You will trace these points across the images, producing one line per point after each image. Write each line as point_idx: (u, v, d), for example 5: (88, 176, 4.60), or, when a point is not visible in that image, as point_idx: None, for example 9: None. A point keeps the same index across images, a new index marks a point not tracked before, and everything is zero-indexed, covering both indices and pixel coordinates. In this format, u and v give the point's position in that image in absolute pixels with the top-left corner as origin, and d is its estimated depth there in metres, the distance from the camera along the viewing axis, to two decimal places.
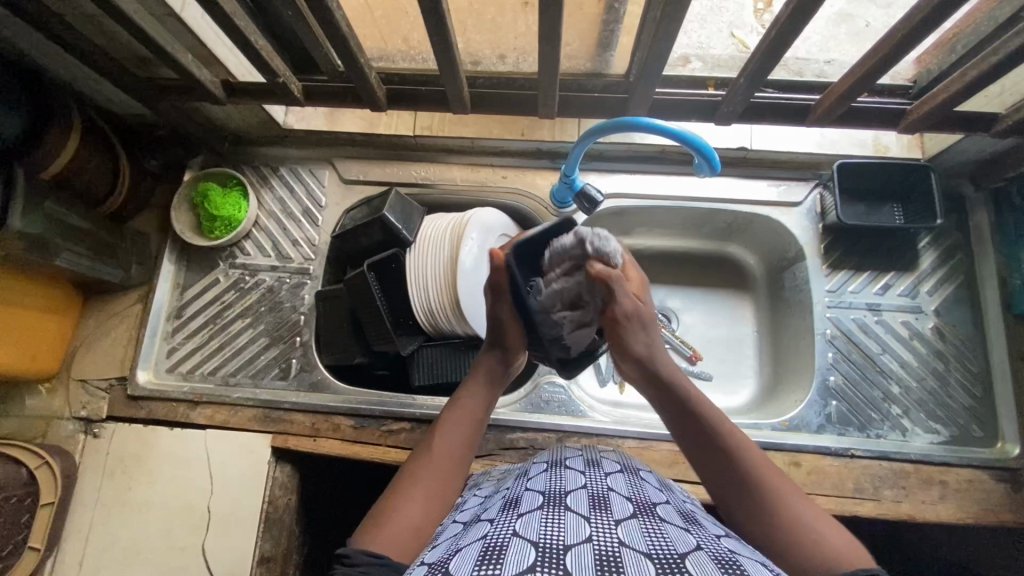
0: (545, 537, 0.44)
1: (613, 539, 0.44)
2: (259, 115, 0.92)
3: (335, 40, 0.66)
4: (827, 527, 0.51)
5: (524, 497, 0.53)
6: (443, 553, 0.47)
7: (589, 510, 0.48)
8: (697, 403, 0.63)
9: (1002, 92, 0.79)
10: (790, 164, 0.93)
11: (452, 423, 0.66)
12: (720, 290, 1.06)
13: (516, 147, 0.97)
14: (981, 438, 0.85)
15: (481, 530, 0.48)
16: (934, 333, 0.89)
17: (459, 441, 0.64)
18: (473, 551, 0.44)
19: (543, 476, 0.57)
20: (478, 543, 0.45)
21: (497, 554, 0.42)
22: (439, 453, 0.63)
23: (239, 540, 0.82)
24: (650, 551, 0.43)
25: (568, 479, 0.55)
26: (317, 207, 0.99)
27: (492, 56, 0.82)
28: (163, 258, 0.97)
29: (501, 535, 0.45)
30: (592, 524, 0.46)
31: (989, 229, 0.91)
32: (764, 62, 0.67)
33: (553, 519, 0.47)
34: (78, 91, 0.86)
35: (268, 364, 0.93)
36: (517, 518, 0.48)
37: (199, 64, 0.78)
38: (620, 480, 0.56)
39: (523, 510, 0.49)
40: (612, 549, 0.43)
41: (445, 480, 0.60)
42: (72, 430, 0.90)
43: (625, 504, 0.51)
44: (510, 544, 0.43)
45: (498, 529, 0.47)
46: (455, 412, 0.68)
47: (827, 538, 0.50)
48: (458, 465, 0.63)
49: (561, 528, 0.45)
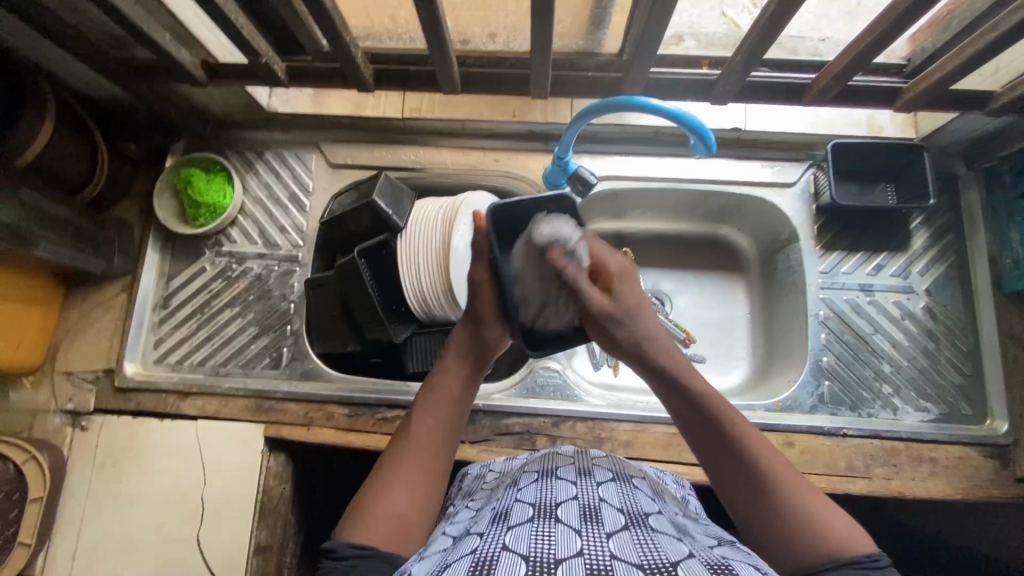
0: (536, 552, 0.44)
1: (604, 552, 0.44)
2: (242, 97, 0.89)
3: (319, 19, 0.64)
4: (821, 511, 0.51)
5: (515, 509, 0.52)
6: (432, 569, 0.46)
7: (580, 522, 0.48)
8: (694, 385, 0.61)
9: (997, 70, 0.79)
10: (783, 145, 0.93)
11: (432, 404, 0.64)
12: (713, 272, 1.06)
13: (507, 129, 0.95)
14: (970, 416, 0.86)
15: (471, 544, 0.48)
16: (925, 312, 0.90)
17: (443, 423, 0.63)
18: (463, 567, 0.44)
19: (533, 487, 0.57)
20: (467, 557, 0.45)
21: (486, 571, 0.42)
22: (422, 436, 0.61)
23: (234, 531, 0.82)
24: (641, 562, 0.43)
25: (558, 489, 0.55)
26: (304, 193, 0.96)
27: (482, 36, 0.80)
28: (146, 247, 0.94)
29: (491, 549, 0.45)
30: (584, 537, 0.46)
31: (981, 208, 0.91)
32: (762, 40, 0.66)
33: (544, 532, 0.47)
34: (51, 73, 0.82)
35: (258, 353, 0.92)
36: (507, 531, 0.48)
37: (178, 45, 0.75)
38: (611, 490, 0.56)
39: (513, 523, 0.49)
40: (603, 563, 0.43)
41: (430, 464, 0.60)
42: (60, 423, 0.88)
43: (617, 513, 0.51)
44: (501, 559, 0.43)
45: (488, 543, 0.46)
46: (438, 390, 0.65)
47: (822, 517, 0.50)
48: (442, 449, 0.61)
49: (551, 542, 0.45)
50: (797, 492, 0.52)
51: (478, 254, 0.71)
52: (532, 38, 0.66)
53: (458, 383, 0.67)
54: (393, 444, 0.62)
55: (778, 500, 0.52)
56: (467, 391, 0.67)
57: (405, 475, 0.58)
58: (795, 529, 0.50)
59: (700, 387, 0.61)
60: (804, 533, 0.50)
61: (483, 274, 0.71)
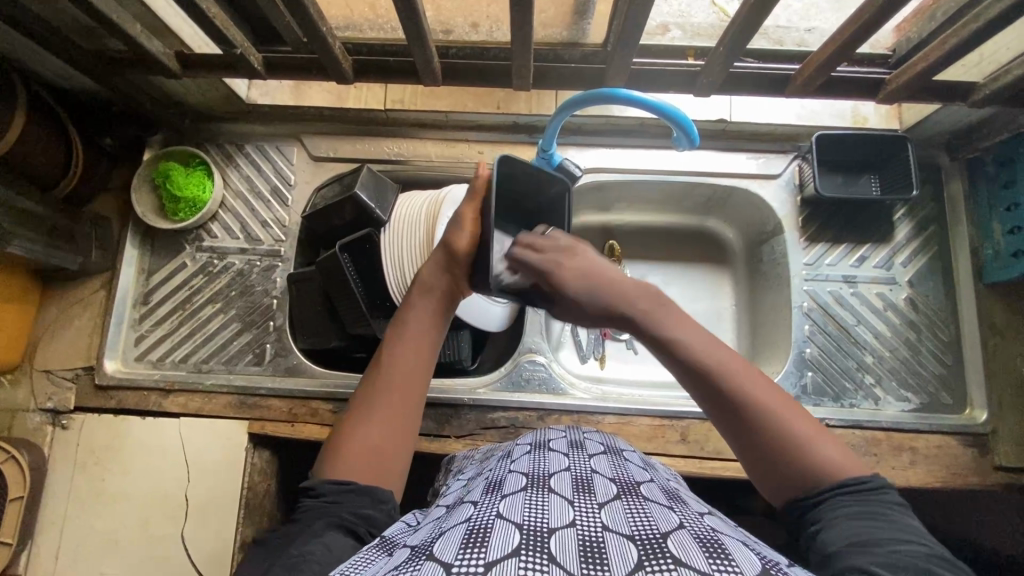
0: (529, 520, 0.43)
1: (596, 524, 0.43)
2: (221, 89, 0.87)
3: (294, 8, 0.62)
4: (824, 443, 0.49)
5: (508, 478, 0.52)
6: (426, 536, 0.45)
7: (573, 493, 0.48)
8: (679, 330, 0.56)
9: (980, 62, 0.79)
10: (768, 137, 0.92)
11: (404, 341, 0.63)
12: (699, 264, 1.06)
13: (491, 122, 0.93)
14: (950, 405, 0.87)
15: (466, 512, 0.47)
16: (908, 303, 0.91)
17: (416, 357, 0.63)
18: (457, 534, 0.42)
19: (526, 458, 0.57)
20: (461, 526, 0.44)
21: (481, 537, 0.40)
22: (394, 373, 0.61)
23: (218, 527, 0.81)
24: (632, 534, 0.42)
25: (551, 461, 0.55)
26: (286, 186, 0.95)
27: (464, 26, 0.79)
28: (125, 242, 0.93)
29: (485, 517, 0.44)
30: (576, 507, 0.45)
31: (963, 199, 0.91)
32: (742, 33, 0.65)
33: (537, 501, 0.46)
34: (20, 64, 0.79)
35: (241, 350, 0.91)
36: (501, 500, 0.47)
37: (150, 35, 0.73)
38: (603, 462, 0.56)
39: (507, 491, 0.49)
40: (595, 534, 0.42)
41: (403, 400, 0.60)
42: (39, 422, 0.87)
43: (609, 484, 0.51)
44: (495, 526, 0.42)
45: (482, 511, 0.45)
46: (402, 335, 0.64)
47: (819, 449, 0.49)
48: (414, 387, 0.61)
49: (545, 511, 0.44)
50: (793, 424, 0.50)
51: (472, 194, 0.69)
52: (512, 29, 0.65)
53: (427, 320, 0.65)
54: (366, 381, 0.62)
55: (769, 432, 0.50)
56: (437, 328, 0.66)
57: (376, 414, 0.59)
58: (787, 463, 0.49)
59: (675, 326, 0.56)
60: (787, 462, 0.49)
61: (474, 211, 0.69)
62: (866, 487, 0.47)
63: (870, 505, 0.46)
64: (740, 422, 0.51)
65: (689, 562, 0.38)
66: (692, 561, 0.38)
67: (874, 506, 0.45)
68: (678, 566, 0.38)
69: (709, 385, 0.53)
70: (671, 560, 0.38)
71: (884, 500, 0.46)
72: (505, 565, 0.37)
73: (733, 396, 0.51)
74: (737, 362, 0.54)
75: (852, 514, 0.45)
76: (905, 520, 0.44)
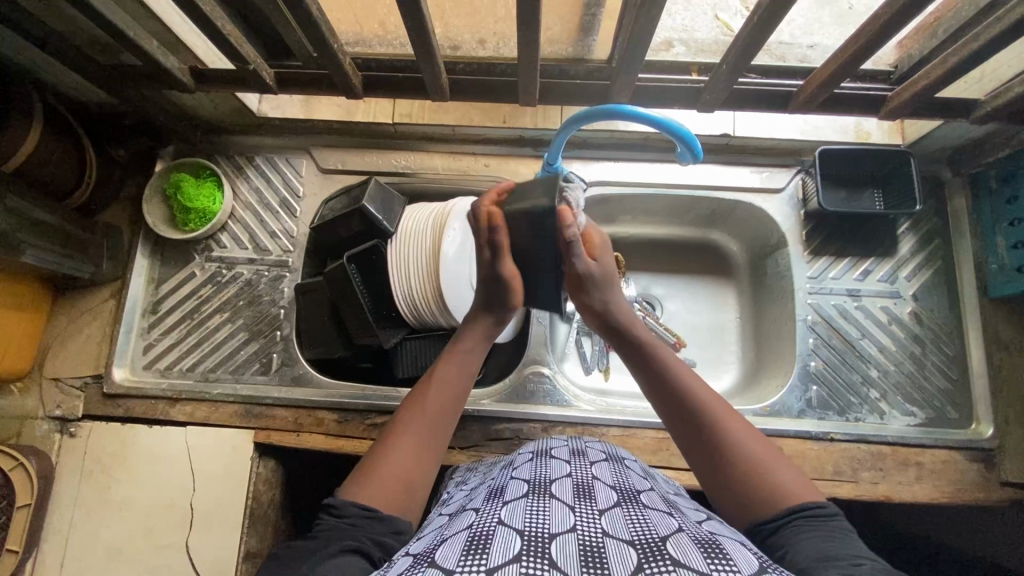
0: (531, 525, 0.43)
1: (597, 529, 0.43)
2: (233, 103, 0.89)
3: (306, 27, 0.64)
4: (776, 462, 0.54)
5: (510, 485, 0.53)
6: (428, 544, 0.45)
7: (574, 499, 0.48)
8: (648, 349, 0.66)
9: (982, 79, 0.80)
10: (771, 151, 0.93)
11: (441, 379, 0.67)
12: (702, 277, 1.06)
13: (498, 135, 0.95)
14: (956, 420, 0.87)
15: (468, 520, 0.47)
16: (912, 317, 0.91)
17: (452, 386, 0.67)
18: (460, 541, 0.42)
19: (528, 465, 0.57)
20: (463, 533, 0.44)
21: (483, 544, 0.41)
22: (431, 400, 0.65)
23: (223, 537, 0.82)
24: (632, 538, 0.42)
25: (553, 467, 0.56)
26: (295, 198, 0.97)
27: (471, 41, 0.80)
28: (135, 252, 0.94)
29: (487, 523, 0.44)
30: (577, 513, 0.45)
31: (967, 215, 0.92)
32: (746, 51, 0.66)
33: (539, 506, 0.46)
34: (37, 78, 0.82)
35: (247, 359, 0.92)
36: (502, 506, 0.47)
37: (165, 50, 0.74)
38: (605, 469, 0.56)
39: (508, 498, 0.49)
40: (596, 539, 0.42)
41: (437, 427, 0.63)
42: (48, 430, 0.88)
43: (609, 492, 0.51)
44: (497, 533, 0.42)
45: (484, 518, 0.46)
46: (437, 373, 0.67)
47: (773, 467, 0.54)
48: (446, 416, 0.65)
49: (547, 516, 0.45)
50: (745, 441, 0.56)
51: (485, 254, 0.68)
52: (520, 46, 0.66)
53: (472, 360, 0.70)
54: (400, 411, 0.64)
55: (725, 445, 0.56)
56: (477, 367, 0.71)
57: (406, 444, 0.60)
58: (743, 481, 0.54)
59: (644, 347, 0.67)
60: (745, 478, 0.54)
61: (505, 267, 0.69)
62: (822, 513, 0.49)
63: (825, 527, 0.48)
64: (702, 439, 0.57)
65: (687, 563, 0.38)
66: (690, 562, 0.38)
67: (829, 529, 0.48)
68: (677, 567, 0.38)
69: (676, 404, 0.61)
70: (670, 561, 0.39)
71: (843, 526, 0.49)
72: (508, 569, 0.38)
73: (698, 414, 0.59)
74: (704, 389, 0.61)
75: (816, 536, 0.47)
76: (856, 540, 0.47)
